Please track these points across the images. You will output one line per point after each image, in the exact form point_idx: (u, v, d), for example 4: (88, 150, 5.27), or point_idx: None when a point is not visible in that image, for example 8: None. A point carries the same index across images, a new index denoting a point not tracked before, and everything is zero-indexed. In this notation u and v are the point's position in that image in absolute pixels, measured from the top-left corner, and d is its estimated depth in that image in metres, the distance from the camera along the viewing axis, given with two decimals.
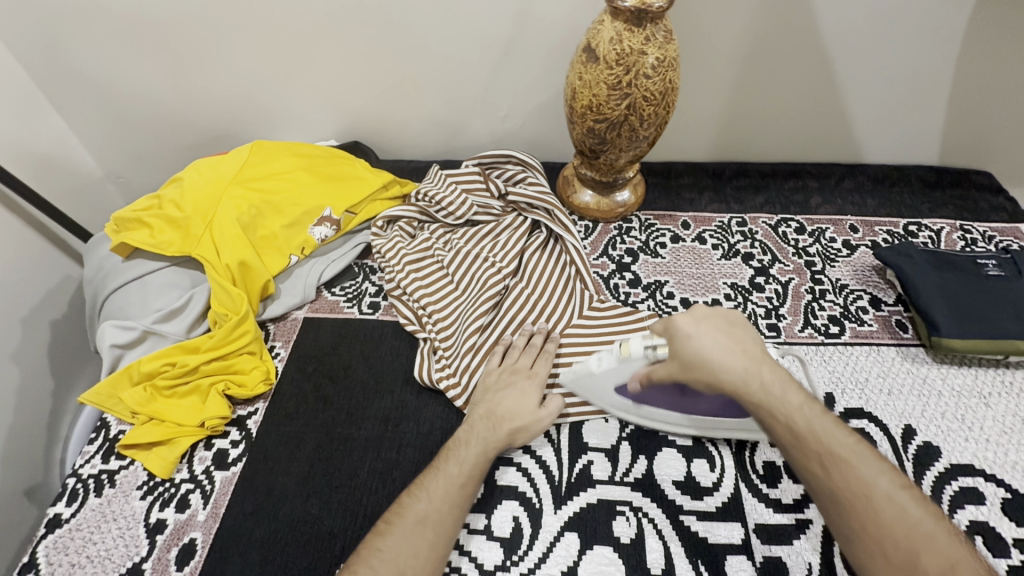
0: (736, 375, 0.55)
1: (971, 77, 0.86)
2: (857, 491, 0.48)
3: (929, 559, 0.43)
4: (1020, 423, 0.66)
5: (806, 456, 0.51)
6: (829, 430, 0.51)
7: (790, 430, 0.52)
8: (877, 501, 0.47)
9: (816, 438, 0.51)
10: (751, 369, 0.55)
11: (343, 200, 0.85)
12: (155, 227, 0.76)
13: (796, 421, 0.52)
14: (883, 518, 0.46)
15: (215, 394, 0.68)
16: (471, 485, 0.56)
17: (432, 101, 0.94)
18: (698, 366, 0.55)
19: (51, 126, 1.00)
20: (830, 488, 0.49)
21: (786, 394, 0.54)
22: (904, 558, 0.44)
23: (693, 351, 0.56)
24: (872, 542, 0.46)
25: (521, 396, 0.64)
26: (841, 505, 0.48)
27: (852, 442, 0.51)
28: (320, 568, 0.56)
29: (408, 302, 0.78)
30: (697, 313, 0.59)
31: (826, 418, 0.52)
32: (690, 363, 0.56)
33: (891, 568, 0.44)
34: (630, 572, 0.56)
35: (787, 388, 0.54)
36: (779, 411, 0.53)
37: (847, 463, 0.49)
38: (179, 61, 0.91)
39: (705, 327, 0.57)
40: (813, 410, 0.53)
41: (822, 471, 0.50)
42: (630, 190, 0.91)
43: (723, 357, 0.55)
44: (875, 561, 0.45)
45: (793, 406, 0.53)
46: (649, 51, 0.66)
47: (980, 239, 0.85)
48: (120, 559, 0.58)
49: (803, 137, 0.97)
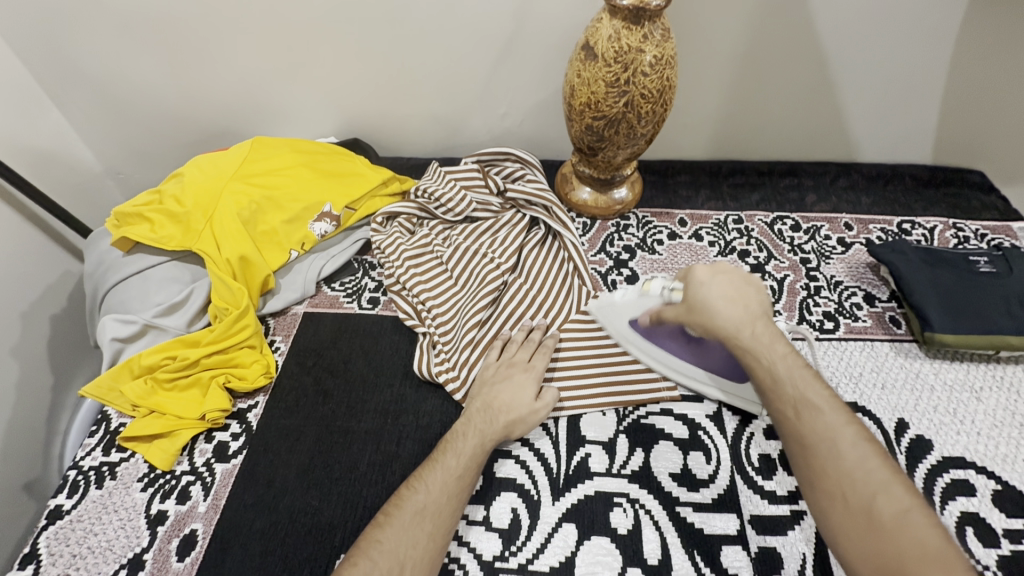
0: (731, 323, 0.60)
1: (963, 77, 0.87)
2: (824, 437, 0.50)
3: (883, 504, 0.45)
4: (1011, 416, 0.67)
5: (780, 401, 0.54)
6: (808, 381, 0.54)
7: (771, 376, 0.56)
8: (842, 450, 0.49)
9: (794, 386, 0.54)
10: (746, 320, 0.60)
11: (343, 197, 0.86)
12: (156, 222, 0.76)
13: (777, 370, 0.56)
14: (844, 464, 0.48)
15: (215, 387, 0.68)
16: (468, 476, 0.57)
17: (431, 99, 0.95)
18: (700, 310, 0.62)
19: (51, 122, 1.01)
20: (799, 433, 0.52)
21: (772, 345, 0.58)
22: (859, 501, 0.46)
23: (700, 296, 0.63)
24: (830, 483, 0.49)
25: (518, 388, 0.64)
26: (807, 448, 0.51)
27: (829, 396, 0.53)
28: (320, 559, 0.57)
29: (408, 297, 0.78)
30: (718, 269, 0.65)
31: (807, 371, 0.55)
32: (695, 305, 0.63)
33: (846, 508, 0.47)
34: (627, 562, 0.57)
35: (774, 340, 0.58)
36: (763, 359, 0.57)
37: (818, 411, 0.52)
38: (180, 58, 0.92)
39: (717, 279, 0.63)
40: (795, 362, 0.56)
41: (794, 414, 0.53)
42: (628, 187, 0.92)
43: (724, 306, 0.61)
44: (832, 502, 0.48)
45: (778, 354, 0.57)
46: (646, 49, 0.67)
47: (972, 237, 0.87)
48: (121, 550, 0.58)
49: (799, 136, 0.98)
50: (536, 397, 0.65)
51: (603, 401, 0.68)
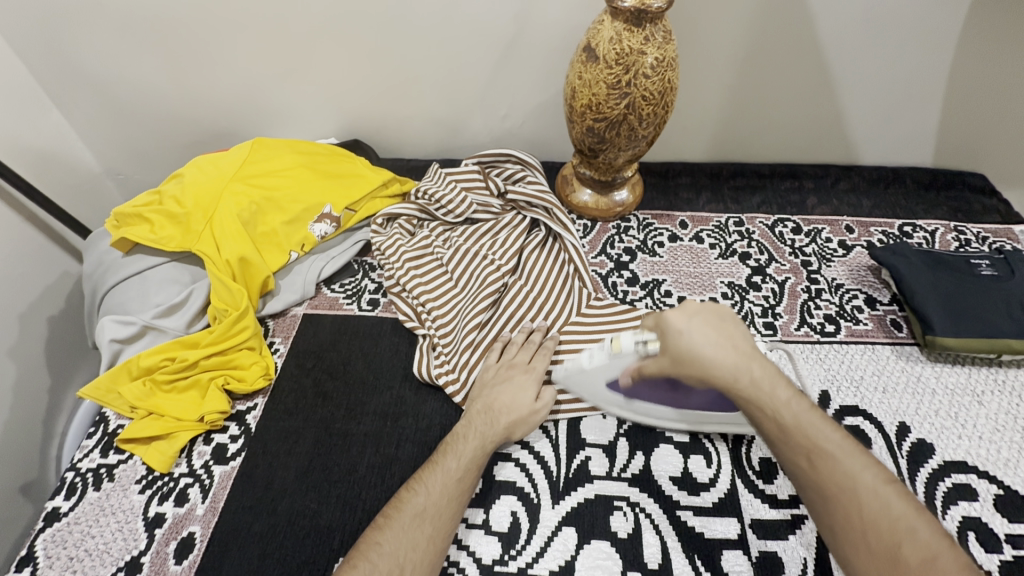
0: (726, 370, 0.54)
1: (965, 80, 0.87)
2: (843, 486, 0.48)
3: (910, 550, 0.44)
4: (1012, 420, 0.66)
5: (793, 451, 0.51)
6: (816, 424, 0.51)
7: (777, 424, 0.52)
8: (863, 498, 0.47)
9: (804, 434, 0.51)
10: (742, 365, 0.54)
11: (343, 198, 0.85)
12: (155, 223, 0.76)
13: (784, 416, 0.52)
14: (867, 512, 0.47)
15: (214, 389, 0.68)
16: (469, 478, 0.57)
17: (432, 100, 0.95)
18: (690, 362, 0.54)
19: (50, 122, 1.01)
20: (816, 485, 0.49)
21: (774, 390, 0.53)
22: (886, 550, 0.45)
23: (685, 347, 0.54)
24: (854, 535, 0.47)
25: (517, 391, 0.64)
26: (826, 499, 0.49)
27: (839, 438, 0.51)
28: (318, 562, 0.57)
29: (408, 299, 0.78)
30: (691, 308, 0.57)
31: (813, 412, 0.52)
32: (680, 358, 0.55)
33: (872, 560, 0.45)
34: (627, 566, 0.57)
35: (776, 383, 0.53)
36: (767, 406, 0.53)
37: (834, 459, 0.49)
38: (180, 58, 0.92)
39: (696, 323, 0.55)
40: (800, 404, 0.53)
41: (808, 466, 0.50)
42: (628, 189, 0.92)
43: (714, 352, 0.54)
44: (857, 554, 0.46)
45: (781, 401, 0.53)
46: (648, 51, 0.66)
47: (973, 240, 0.86)
48: (118, 552, 0.58)
49: (799, 138, 0.98)
50: (536, 397, 0.65)
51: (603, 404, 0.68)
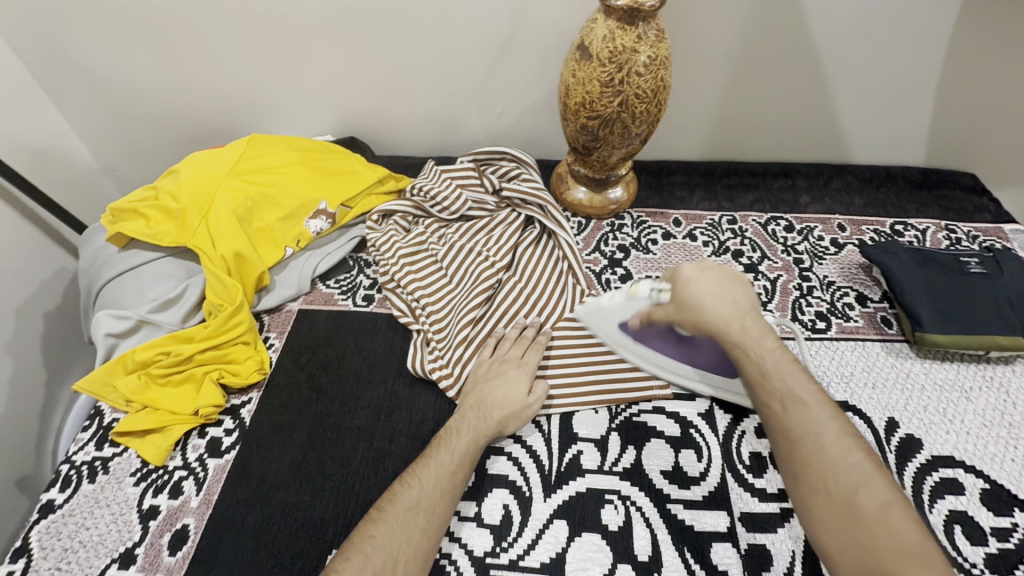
0: (721, 317, 0.57)
1: (955, 80, 0.88)
2: (811, 431, 0.50)
3: (865, 496, 0.46)
4: (1000, 416, 0.67)
5: (767, 395, 0.54)
6: (795, 374, 0.54)
7: (758, 369, 0.55)
8: (827, 444, 0.49)
9: (782, 380, 0.53)
10: (735, 315, 0.57)
11: (339, 195, 0.86)
12: (151, 218, 0.77)
13: (766, 363, 0.55)
14: (829, 457, 0.49)
15: (210, 383, 0.68)
16: (462, 472, 0.57)
17: (428, 98, 0.95)
18: (690, 309, 0.58)
19: (47, 118, 1.01)
20: (784, 426, 0.52)
21: (761, 339, 0.56)
22: (842, 494, 0.47)
23: (689, 295, 0.58)
24: (814, 477, 0.49)
25: (511, 384, 0.65)
26: (793, 442, 0.51)
27: (815, 390, 0.53)
28: (311, 554, 0.57)
29: (403, 295, 0.79)
30: (704, 264, 0.60)
31: (794, 365, 0.55)
32: (684, 305, 0.59)
33: (827, 501, 0.47)
34: (618, 559, 0.57)
35: (764, 334, 0.57)
36: (752, 352, 0.56)
37: (805, 406, 0.52)
38: (177, 55, 0.92)
39: (703, 277, 0.59)
40: (783, 356, 0.55)
41: (780, 409, 0.53)
42: (623, 187, 0.93)
43: (713, 302, 0.58)
44: (814, 495, 0.48)
45: (766, 349, 0.56)
46: (641, 49, 0.67)
47: (964, 239, 0.87)
48: (113, 544, 0.58)
49: (793, 137, 0.99)
50: (529, 391, 0.65)
51: (596, 398, 0.68)
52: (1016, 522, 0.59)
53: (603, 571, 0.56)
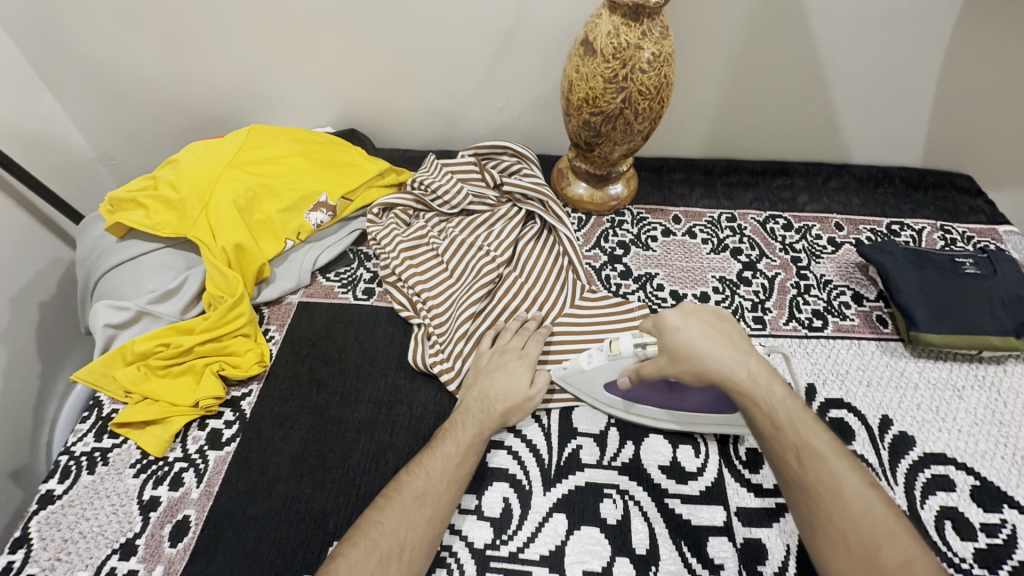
0: (722, 364, 0.56)
1: (954, 82, 0.88)
2: (829, 484, 0.50)
3: (889, 552, 0.46)
4: (991, 415, 0.69)
5: (782, 447, 0.53)
6: (807, 424, 0.53)
7: (770, 420, 0.54)
8: (846, 497, 0.49)
9: (795, 431, 0.53)
10: (739, 361, 0.56)
11: (339, 187, 0.85)
12: (150, 208, 0.76)
13: (777, 412, 0.54)
14: (849, 512, 0.48)
15: (210, 374, 0.68)
16: (468, 463, 0.58)
17: (429, 91, 0.95)
18: (686, 357, 0.57)
19: (43, 105, 0.99)
20: (802, 481, 0.51)
21: (770, 387, 0.55)
22: (865, 551, 0.46)
23: (682, 343, 0.57)
24: (835, 534, 0.48)
25: (512, 376, 0.65)
26: (813, 497, 0.50)
27: (828, 440, 0.52)
28: (313, 545, 0.57)
29: (403, 289, 0.79)
30: (686, 308, 0.60)
31: (807, 414, 0.54)
32: (677, 355, 0.57)
33: (851, 559, 0.46)
34: (616, 552, 0.58)
35: (772, 380, 0.56)
36: (762, 401, 0.55)
37: (821, 458, 0.51)
38: (176, 43, 0.91)
39: (693, 321, 0.58)
40: (795, 404, 0.54)
41: (796, 463, 0.52)
42: (623, 184, 0.93)
43: (711, 349, 0.57)
44: (837, 551, 0.47)
45: (777, 398, 0.54)
46: (645, 46, 0.67)
47: (959, 239, 0.88)
48: (113, 535, 0.58)
49: (792, 136, 0.99)
50: (530, 382, 0.65)
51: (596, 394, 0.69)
52: (1005, 518, 0.61)
53: (601, 564, 0.57)
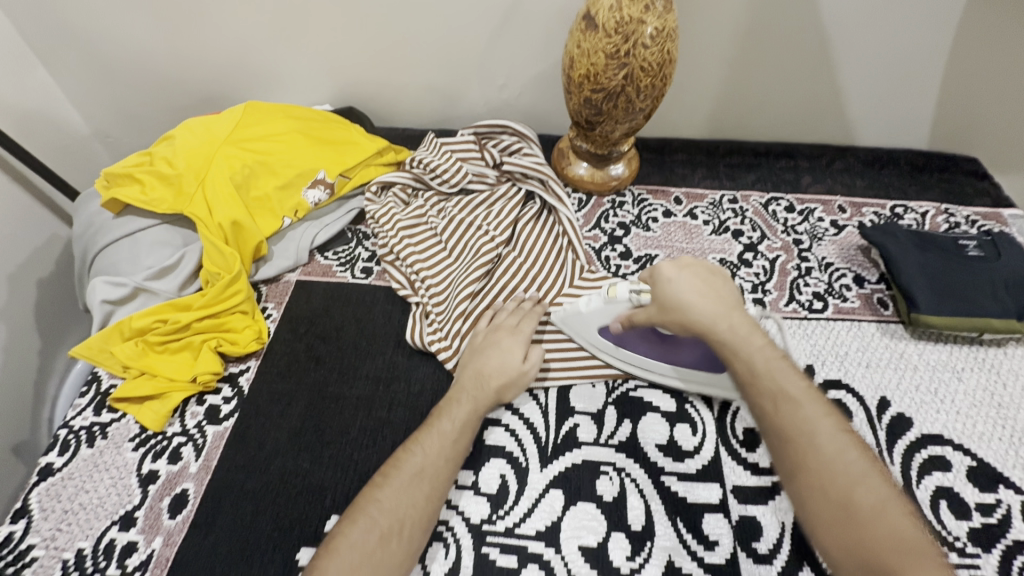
0: (707, 316, 0.58)
1: (964, 62, 0.86)
2: (804, 429, 0.50)
3: (862, 493, 0.46)
4: (989, 396, 0.68)
5: (759, 394, 0.53)
6: (784, 371, 0.54)
7: (749, 369, 0.55)
8: (822, 440, 0.49)
9: (772, 378, 0.53)
10: (721, 313, 0.58)
11: (337, 165, 0.85)
12: (146, 184, 0.75)
13: (755, 361, 0.55)
14: (824, 455, 0.48)
15: (208, 351, 0.68)
16: (464, 440, 0.58)
17: (428, 68, 0.93)
18: (674, 309, 0.59)
19: (37, 80, 0.98)
20: (778, 425, 0.51)
21: (750, 337, 0.56)
22: (840, 493, 0.46)
23: (671, 296, 0.59)
24: (810, 476, 0.48)
25: (506, 352, 0.65)
26: (787, 441, 0.50)
27: (807, 388, 0.53)
28: (310, 519, 0.58)
29: (402, 268, 0.78)
30: (683, 263, 0.63)
31: (786, 363, 0.54)
32: (667, 307, 0.60)
33: (825, 500, 0.46)
34: (612, 528, 0.58)
35: (752, 332, 0.57)
36: (741, 351, 0.56)
37: (797, 404, 0.51)
38: (170, 17, 0.89)
39: (683, 276, 0.60)
40: (773, 354, 0.55)
41: (772, 408, 0.52)
42: (624, 164, 0.92)
43: (697, 301, 0.59)
44: (810, 493, 0.47)
45: (755, 347, 0.56)
46: (647, 20, 0.66)
47: (963, 223, 0.87)
48: (112, 507, 0.59)
49: (797, 117, 0.97)
50: (524, 358, 0.65)
51: (593, 373, 0.69)
52: (1000, 498, 0.61)
53: (597, 539, 0.58)
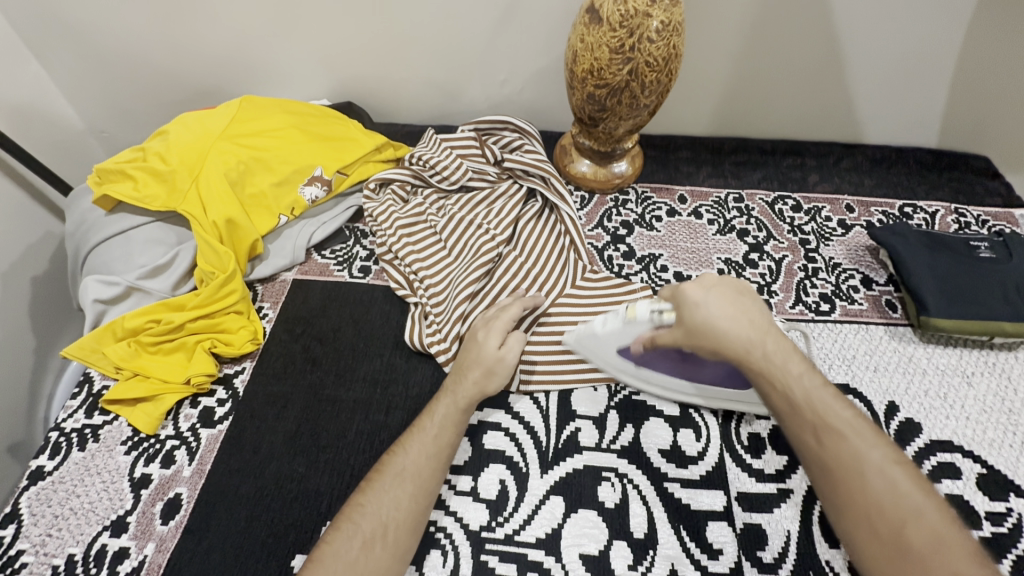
0: (740, 342, 0.56)
1: (977, 58, 0.84)
2: (851, 464, 0.49)
3: (915, 531, 0.44)
4: (1000, 402, 0.67)
5: (800, 428, 0.52)
6: (825, 400, 0.52)
7: (787, 400, 0.53)
8: (868, 475, 0.48)
9: (813, 409, 0.52)
10: (754, 339, 0.56)
11: (335, 161, 0.83)
12: (139, 180, 0.74)
13: (793, 390, 0.53)
14: (874, 492, 0.47)
15: (201, 351, 0.67)
16: (446, 435, 0.56)
17: (428, 62, 0.91)
18: (704, 332, 0.56)
19: (29, 74, 0.96)
20: (821, 460, 0.50)
21: (786, 364, 0.55)
22: (893, 532, 0.45)
23: (701, 319, 0.56)
24: (860, 515, 0.47)
25: (480, 342, 0.61)
26: (833, 476, 0.49)
27: (850, 416, 0.51)
28: (305, 525, 0.57)
29: (400, 267, 0.77)
30: (707, 282, 0.59)
31: (825, 389, 0.53)
32: (695, 330, 0.57)
33: (878, 540, 0.46)
34: (613, 535, 0.57)
35: (788, 357, 0.55)
36: (778, 379, 0.54)
37: (841, 437, 0.50)
38: (164, 9, 0.87)
39: (712, 296, 0.58)
40: (812, 380, 0.54)
41: (815, 442, 0.51)
42: (628, 161, 0.90)
43: (728, 325, 0.56)
44: (863, 534, 0.47)
45: (792, 375, 0.54)
46: (654, 13, 0.64)
47: (973, 223, 0.86)
48: (104, 512, 0.58)
49: (804, 114, 0.95)
50: (500, 345, 0.61)
51: (596, 376, 0.67)
52: (1011, 506, 0.60)
53: (598, 547, 0.56)
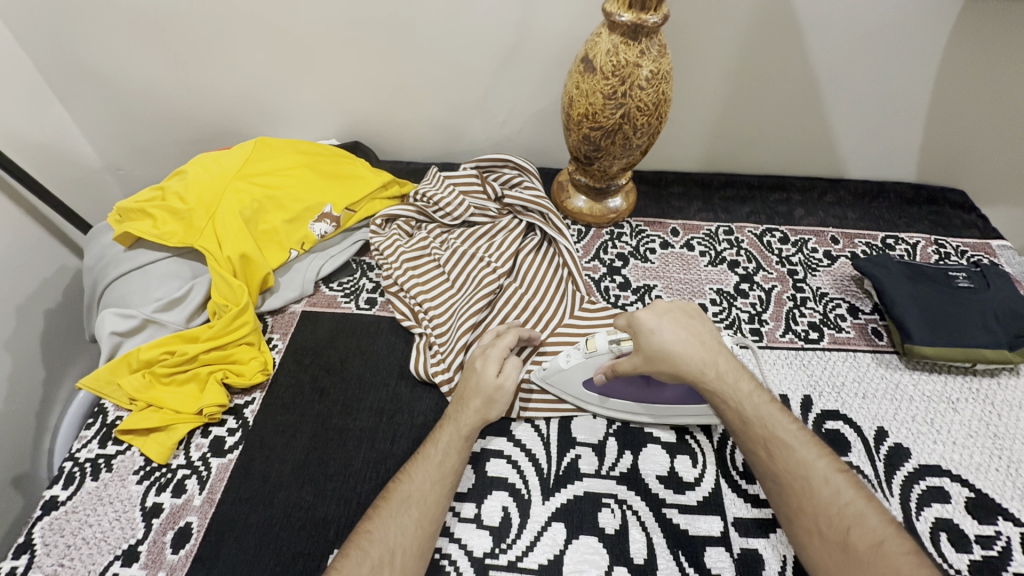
0: (694, 364, 0.60)
1: (947, 100, 0.90)
2: (798, 474, 0.54)
3: (858, 534, 0.50)
4: (985, 427, 0.69)
5: (752, 441, 0.57)
6: (774, 417, 0.57)
7: (739, 416, 0.58)
8: (815, 484, 0.53)
9: (763, 424, 0.57)
10: (708, 360, 0.60)
11: (343, 198, 0.87)
12: (158, 218, 0.77)
13: (745, 407, 0.58)
14: (819, 498, 0.52)
15: (213, 382, 0.69)
16: (451, 461, 0.58)
17: (433, 105, 0.97)
18: (661, 358, 0.60)
19: (54, 117, 1.02)
20: (772, 472, 0.55)
21: (737, 382, 0.60)
22: (837, 534, 0.50)
23: (657, 345, 0.60)
24: (807, 520, 0.52)
25: (479, 370, 0.64)
26: (783, 486, 0.54)
27: (797, 430, 0.57)
28: (313, 553, 0.58)
29: (405, 298, 0.80)
30: (661, 308, 0.63)
31: (773, 407, 0.58)
32: (653, 356, 0.60)
33: (825, 543, 0.51)
34: (614, 561, 0.58)
35: (739, 377, 0.60)
36: (731, 398, 0.59)
37: (789, 449, 0.55)
38: (186, 59, 0.93)
39: (666, 322, 0.61)
40: (761, 398, 0.59)
41: (766, 455, 0.56)
42: (622, 197, 0.94)
43: (683, 349, 0.60)
44: (812, 538, 0.51)
45: (744, 393, 0.59)
46: (643, 64, 0.69)
47: (953, 254, 0.90)
48: (116, 541, 0.59)
49: (787, 151, 1.01)
50: (498, 372, 0.63)
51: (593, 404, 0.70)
52: (999, 530, 0.61)
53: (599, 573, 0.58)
